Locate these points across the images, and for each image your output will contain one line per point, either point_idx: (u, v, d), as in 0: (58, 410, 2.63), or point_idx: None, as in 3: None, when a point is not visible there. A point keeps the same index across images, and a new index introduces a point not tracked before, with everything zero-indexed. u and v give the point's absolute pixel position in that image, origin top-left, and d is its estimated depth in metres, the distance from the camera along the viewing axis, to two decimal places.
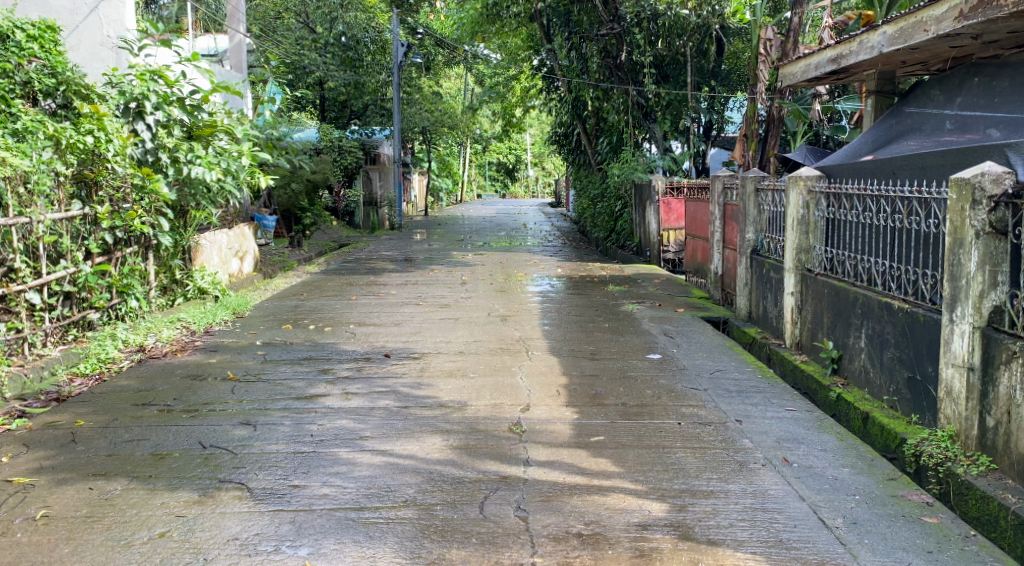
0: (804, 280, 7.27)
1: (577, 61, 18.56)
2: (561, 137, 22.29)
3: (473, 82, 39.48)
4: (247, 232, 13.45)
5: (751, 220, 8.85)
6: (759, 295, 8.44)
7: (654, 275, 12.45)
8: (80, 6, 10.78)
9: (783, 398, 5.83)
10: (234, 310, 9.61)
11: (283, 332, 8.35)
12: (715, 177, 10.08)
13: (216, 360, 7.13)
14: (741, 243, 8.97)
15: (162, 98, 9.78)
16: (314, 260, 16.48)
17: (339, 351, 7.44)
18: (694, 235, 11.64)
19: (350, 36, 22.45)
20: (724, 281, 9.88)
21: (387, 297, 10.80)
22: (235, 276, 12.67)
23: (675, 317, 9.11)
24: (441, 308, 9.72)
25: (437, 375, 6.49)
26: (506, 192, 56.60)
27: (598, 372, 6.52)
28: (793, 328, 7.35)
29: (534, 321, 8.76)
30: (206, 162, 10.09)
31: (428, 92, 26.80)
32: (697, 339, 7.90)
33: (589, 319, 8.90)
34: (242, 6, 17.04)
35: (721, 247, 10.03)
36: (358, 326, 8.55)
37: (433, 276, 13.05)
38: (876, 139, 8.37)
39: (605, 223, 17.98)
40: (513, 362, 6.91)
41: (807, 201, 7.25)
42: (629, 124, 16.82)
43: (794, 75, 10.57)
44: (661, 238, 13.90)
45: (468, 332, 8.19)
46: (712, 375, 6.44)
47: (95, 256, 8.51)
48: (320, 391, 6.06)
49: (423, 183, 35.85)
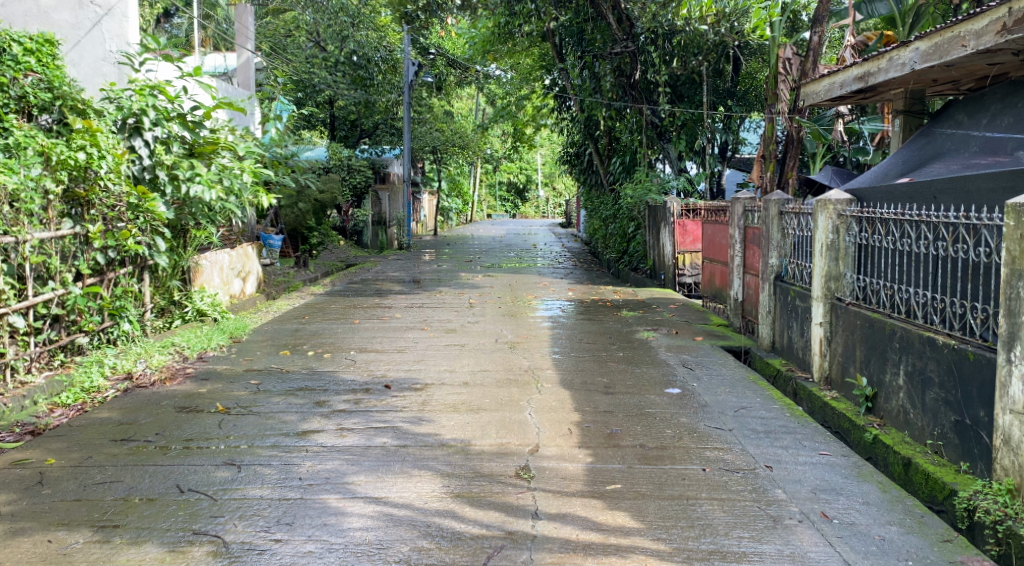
0: (833, 310, 6.85)
1: (589, 81, 18.04)
2: (572, 157, 21.91)
3: (484, 103, 39.36)
4: (250, 252, 13.10)
5: (775, 244, 8.41)
6: (784, 324, 8.00)
7: (669, 301, 12.00)
8: (83, 20, 10.48)
9: (816, 441, 5.37)
10: (232, 334, 9.22)
11: (279, 358, 7.94)
12: (735, 199, 9.69)
13: (206, 390, 6.73)
14: (764, 269, 8.53)
15: (160, 111, 9.42)
16: (319, 281, 16.13)
17: (337, 381, 7.02)
18: (712, 259, 11.20)
19: (361, 55, 22.15)
20: (745, 307, 9.44)
21: (391, 321, 10.39)
22: (236, 297, 12.29)
23: (693, 347, 8.66)
24: (447, 334, 9.29)
25: (440, 409, 6.06)
26: (516, 213, 56.29)
27: (613, 408, 6.07)
28: (822, 360, 6.93)
29: (544, 348, 8.33)
30: (206, 180, 9.61)
31: (439, 112, 26.76)
32: (718, 370, 7.46)
33: (602, 348, 8.47)
34: (253, 23, 16.76)
35: (740, 272, 9.60)
36: (359, 353, 8.13)
37: (439, 299, 12.65)
38: (905, 160, 7.95)
39: (616, 244, 17.57)
40: (522, 395, 6.47)
41: (837, 225, 6.83)
42: (642, 143, 16.40)
43: (816, 94, 10.14)
44: (676, 261, 13.46)
45: (474, 361, 7.76)
46: (737, 413, 5.99)
47: (85, 278, 8.14)
48: (313, 427, 5.64)
49: (433, 203, 35.55)
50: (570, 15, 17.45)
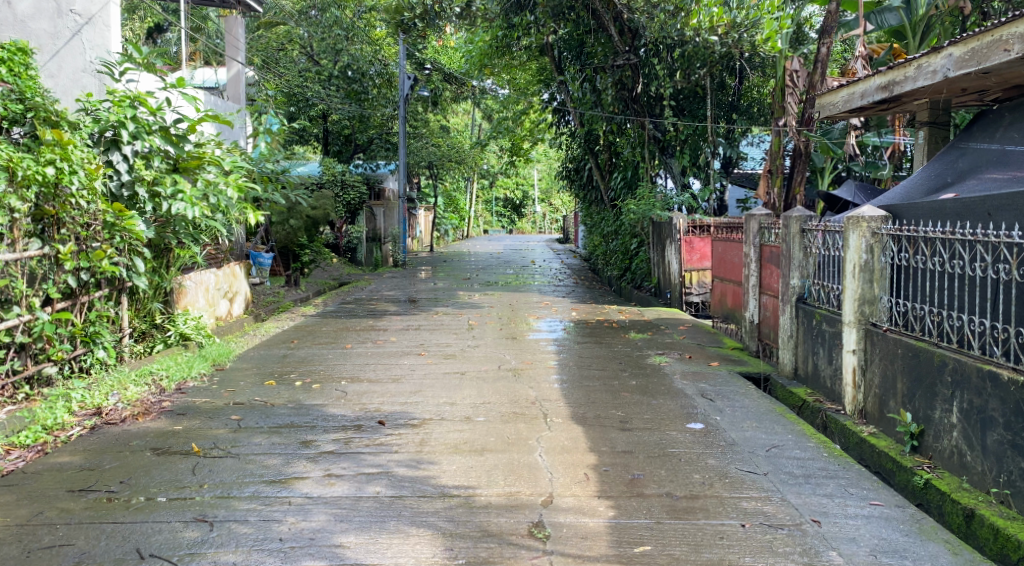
0: (867, 336, 6.28)
1: (590, 94, 17.46)
2: (571, 172, 21.32)
3: (479, 119, 38.83)
4: (237, 271, 12.51)
5: (797, 264, 7.85)
6: (809, 350, 7.45)
7: (678, 321, 11.42)
8: (62, 30, 9.91)
9: (863, 487, 4.81)
10: (214, 360, 8.63)
11: (265, 390, 7.32)
12: (750, 216, 9.15)
13: (183, 428, 6.12)
14: (785, 290, 7.96)
15: (139, 123, 8.77)
16: (311, 300, 15.53)
17: (326, 416, 6.41)
18: (723, 278, 10.64)
19: (355, 69, 21.64)
20: (762, 330, 8.87)
21: (385, 345, 9.79)
22: (222, 319, 11.69)
23: (711, 373, 8.07)
24: (446, 360, 8.69)
25: (440, 449, 5.46)
26: (513, 228, 55.67)
27: (632, 448, 5.50)
28: (855, 392, 6.37)
29: (551, 376, 7.73)
30: (189, 197, 9.07)
31: (435, 127, 26.25)
32: (740, 401, 6.88)
33: (613, 375, 7.88)
34: (243, 35, 16.17)
35: (757, 292, 9.03)
36: (351, 383, 7.53)
37: (437, 320, 12.04)
38: (936, 176, 7.42)
39: (618, 261, 17.01)
40: (530, 432, 5.89)
41: (871, 244, 6.26)
42: (646, 158, 15.81)
43: (835, 105, 9.58)
44: (682, 279, 12.87)
45: (475, 391, 7.17)
46: (769, 453, 5.42)
47: (55, 302, 7.54)
48: (298, 473, 5.07)
49: (429, 220, 34.89)
50: (571, 28, 16.97)
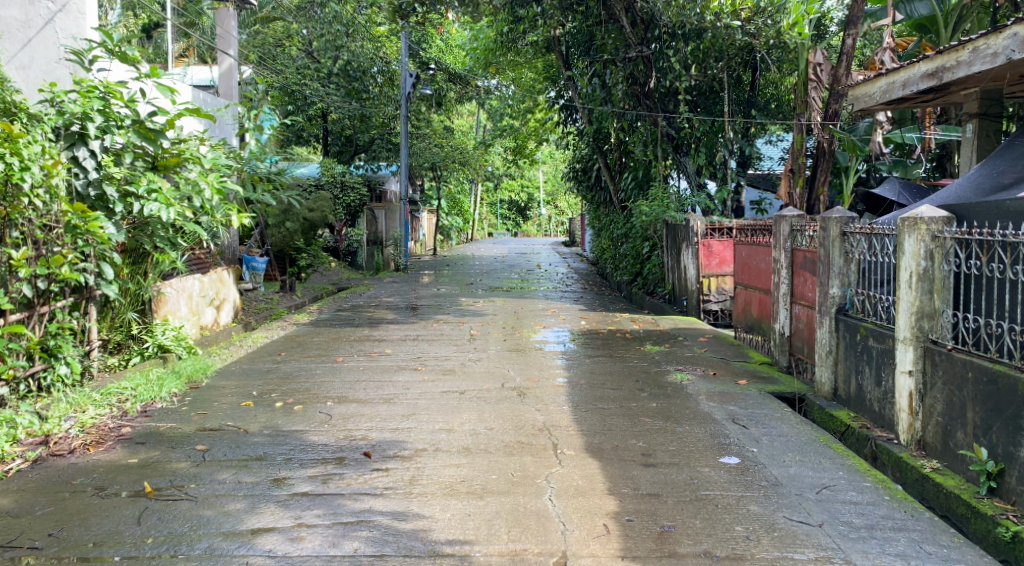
0: (926, 356, 5.46)
1: (600, 90, 16.49)
2: (578, 173, 20.52)
3: (484, 119, 37.92)
4: (225, 276, 11.74)
5: (837, 270, 7.03)
6: (853, 368, 6.65)
7: (697, 331, 10.61)
8: (34, 18, 8.99)
9: (941, 545, 4.07)
10: (190, 376, 7.82)
11: (240, 413, 6.52)
12: (780, 217, 8.34)
13: (139, 460, 5.32)
14: (823, 300, 7.14)
15: (108, 116, 7.96)
16: (306, 306, 14.72)
17: (305, 446, 5.61)
18: (747, 284, 9.83)
19: (356, 67, 20.79)
20: (794, 343, 8.08)
21: (380, 358, 8.99)
22: (207, 328, 10.89)
23: (739, 394, 7.27)
24: (444, 376, 7.87)
25: (433, 490, 4.67)
26: (518, 230, 54.92)
27: (659, 489, 4.72)
28: (912, 420, 5.56)
29: (561, 397, 6.92)
30: (164, 197, 8.32)
31: (438, 128, 25.48)
32: (778, 429, 6.06)
33: (630, 394, 7.08)
34: (235, 27, 15.31)
35: (788, 301, 8.22)
36: (337, 405, 6.73)
37: (437, 330, 11.23)
38: (995, 170, 6.64)
39: (629, 265, 16.20)
40: (539, 467, 5.12)
41: (931, 250, 5.44)
42: (658, 157, 14.98)
43: (872, 97, 8.72)
44: (700, 286, 12.04)
45: (476, 415, 6.36)
46: (819, 497, 4.65)
47: (8, 314, 6.73)
48: (266, 521, 4.33)
49: (433, 222, 34.14)
50: (579, 19, 16.07)
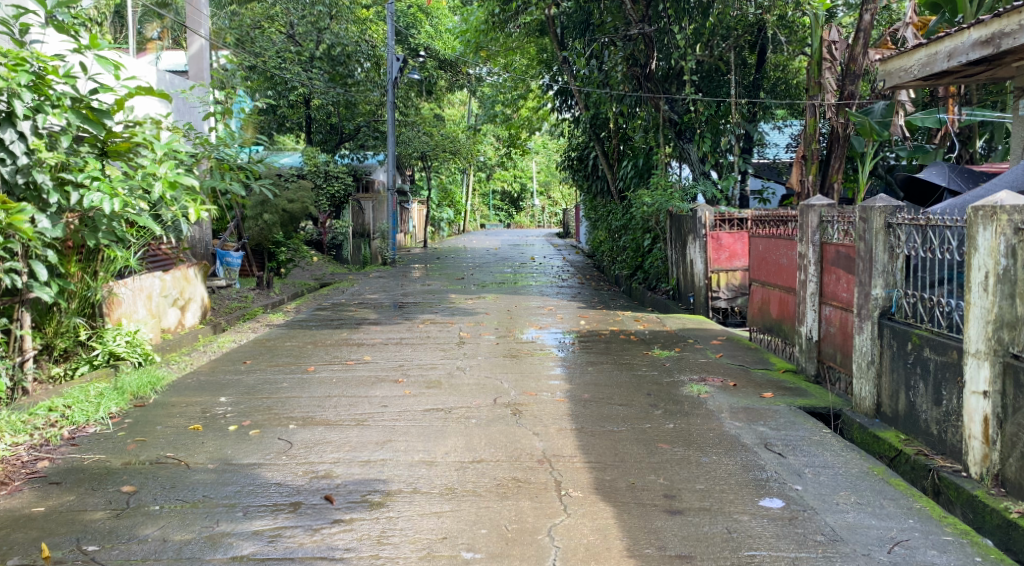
0: (1007, 372, 4.54)
1: (597, 71, 15.46)
2: (574, 162, 19.52)
3: (474, 107, 36.83)
4: (191, 274, 10.71)
5: (881, 268, 6.06)
6: (903, 383, 5.71)
7: (708, 333, 9.66)
8: None
9: None
10: (135, 392, 6.81)
11: (184, 441, 5.53)
12: (807, 206, 7.39)
13: (46, 506, 4.36)
14: (864, 303, 6.19)
15: (40, 92, 6.98)
16: (283, 305, 13.72)
17: (255, 486, 4.64)
18: (764, 281, 8.87)
19: (342, 51, 19.76)
20: (824, 349, 7.16)
21: (357, 367, 8.02)
22: (169, 331, 9.89)
23: (768, 410, 6.32)
24: (428, 389, 6.91)
25: (407, 553, 3.80)
26: (511, 222, 53.86)
27: (692, 550, 3.82)
28: (988, 450, 4.63)
29: (562, 417, 5.97)
30: (107, 186, 7.31)
31: (427, 116, 24.46)
32: (822, 459, 5.11)
33: (641, 412, 6.12)
34: (204, 4, 14.11)
35: (816, 301, 7.29)
36: (301, 429, 5.75)
37: (423, 331, 10.26)
38: None
39: (629, 259, 15.25)
40: (542, 513, 4.21)
41: (1014, 245, 4.50)
42: (660, 143, 13.99)
43: (908, 71, 7.75)
44: (708, 281, 11.06)
45: (464, 441, 5.41)
46: (892, 559, 3.77)
47: None
48: None
49: (423, 213, 32.95)
50: None
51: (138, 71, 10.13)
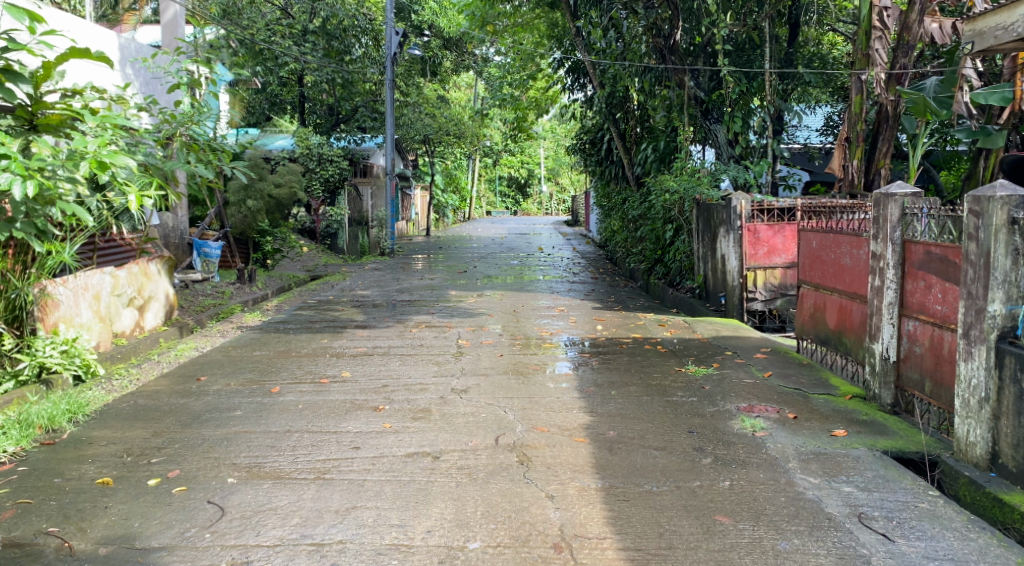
0: None
1: (616, 44, 13.96)
2: (586, 145, 18.04)
3: (481, 89, 35.25)
4: (152, 269, 9.23)
5: (1002, 278, 4.60)
6: None
7: (748, 342, 8.25)
8: None
9: None
10: (45, 425, 5.43)
11: (82, 504, 4.18)
12: (888, 196, 5.94)
13: None
14: (974, 321, 4.76)
15: None
16: (264, 301, 12.34)
17: None
18: (817, 283, 7.43)
19: (337, 25, 18.26)
20: (906, 373, 5.74)
21: (331, 387, 6.63)
22: (122, 336, 8.41)
23: (846, 457, 4.93)
24: (414, 422, 5.53)
25: None
26: (517, 209, 52.52)
27: None
28: None
29: (582, 468, 4.60)
30: (18, 164, 5.99)
31: (431, 96, 22.96)
32: (947, 546, 3.81)
33: (684, 461, 4.74)
34: None
35: (896, 313, 5.85)
36: (241, 486, 4.38)
37: (416, 336, 8.87)
38: None
39: (648, 251, 13.81)
40: None
41: None
42: (683, 123, 12.52)
43: (1009, 29, 6.32)
44: (743, 280, 9.61)
45: (454, 508, 4.06)
46: None
47: None
48: None
49: (426, 199, 31.43)
50: None
51: (64, 27, 8.62)
